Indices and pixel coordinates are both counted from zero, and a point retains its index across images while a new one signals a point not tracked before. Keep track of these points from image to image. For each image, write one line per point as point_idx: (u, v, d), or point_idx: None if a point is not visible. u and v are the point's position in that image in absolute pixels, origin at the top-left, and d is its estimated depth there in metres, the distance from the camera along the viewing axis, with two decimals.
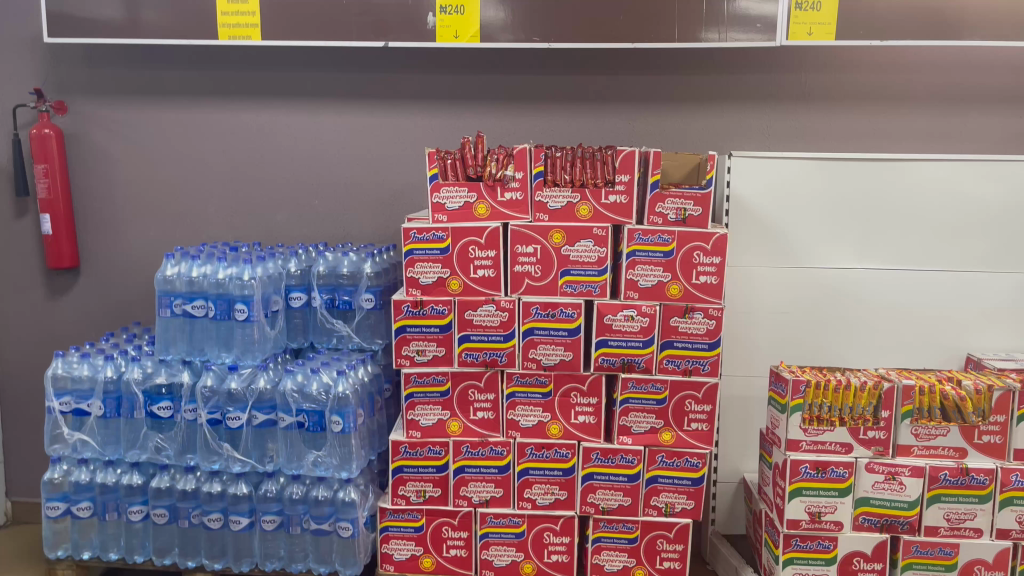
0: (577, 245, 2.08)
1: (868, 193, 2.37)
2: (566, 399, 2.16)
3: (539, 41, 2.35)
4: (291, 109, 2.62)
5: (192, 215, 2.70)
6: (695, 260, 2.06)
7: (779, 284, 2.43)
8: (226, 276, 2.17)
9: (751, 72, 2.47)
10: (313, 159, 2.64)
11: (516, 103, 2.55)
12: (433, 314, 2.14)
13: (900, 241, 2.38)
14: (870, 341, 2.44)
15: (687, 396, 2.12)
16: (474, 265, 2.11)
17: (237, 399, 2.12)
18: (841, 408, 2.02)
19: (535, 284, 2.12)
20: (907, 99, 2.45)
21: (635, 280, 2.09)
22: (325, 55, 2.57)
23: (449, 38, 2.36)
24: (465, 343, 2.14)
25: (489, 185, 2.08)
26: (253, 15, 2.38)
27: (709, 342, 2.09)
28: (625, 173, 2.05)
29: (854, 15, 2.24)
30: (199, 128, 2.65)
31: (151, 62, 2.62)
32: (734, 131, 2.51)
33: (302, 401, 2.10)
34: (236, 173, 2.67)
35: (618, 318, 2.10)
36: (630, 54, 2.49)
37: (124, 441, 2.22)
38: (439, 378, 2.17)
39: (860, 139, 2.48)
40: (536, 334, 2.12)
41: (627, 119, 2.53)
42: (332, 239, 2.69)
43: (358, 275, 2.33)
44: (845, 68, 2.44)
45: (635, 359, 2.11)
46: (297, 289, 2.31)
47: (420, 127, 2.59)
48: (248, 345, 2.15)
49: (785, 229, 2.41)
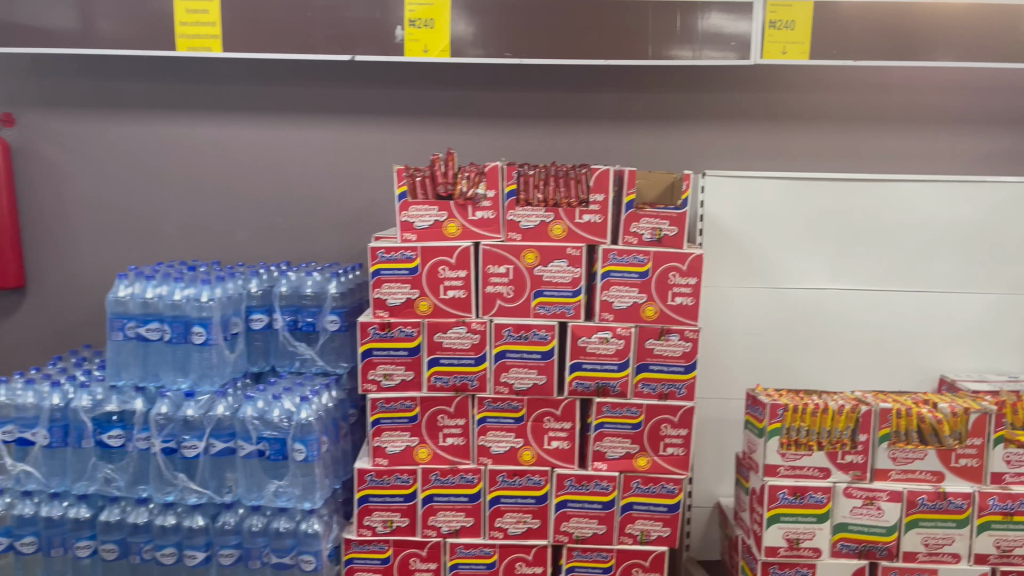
0: (550, 266, 2.03)
1: (842, 213, 2.36)
2: (539, 424, 2.10)
3: (511, 56, 2.30)
4: (253, 124, 2.53)
5: (148, 233, 2.59)
6: (671, 281, 2.02)
7: (753, 306, 2.40)
8: (182, 297, 2.07)
9: (724, 90, 2.44)
10: (276, 175, 2.55)
11: (487, 120, 2.49)
12: (401, 336, 2.06)
13: (875, 261, 2.37)
14: (845, 362, 2.42)
15: (663, 421, 2.07)
16: (444, 286, 2.04)
17: (194, 426, 2.01)
18: (818, 432, 1.99)
19: (507, 306, 2.05)
20: (879, 119, 2.45)
21: (609, 302, 2.04)
22: (288, 68, 2.49)
23: (418, 52, 2.29)
24: (435, 367, 2.07)
25: (460, 204, 2.02)
26: (213, 26, 2.29)
27: (685, 365, 2.04)
28: (600, 192, 2.01)
29: (828, 35, 2.24)
30: (156, 142, 2.55)
31: (105, 73, 2.52)
32: (706, 150, 2.48)
33: (263, 428, 2.00)
34: (195, 188, 2.57)
35: (592, 340, 2.04)
36: (602, 71, 2.45)
37: (71, 472, 2.10)
38: (407, 404, 2.10)
39: (832, 159, 2.47)
40: (508, 356, 2.06)
41: (599, 137, 2.49)
42: (295, 258, 2.59)
43: (322, 295, 2.24)
44: (818, 88, 2.43)
45: (610, 382, 2.06)
46: (258, 311, 2.21)
47: (387, 143, 2.53)
48: (206, 370, 2.08)
49: (759, 249, 2.38)
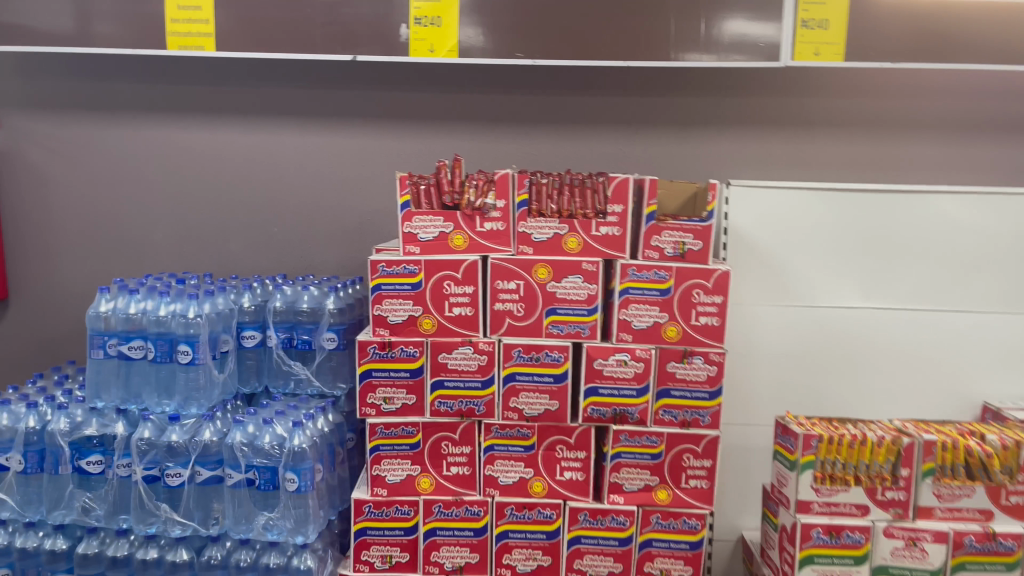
0: (564, 282, 1.87)
1: (879, 227, 2.19)
2: (551, 453, 1.94)
3: (523, 57, 2.15)
4: (249, 128, 2.39)
5: (137, 242, 2.45)
6: (695, 299, 1.86)
7: (781, 325, 2.24)
8: (168, 312, 1.91)
9: (750, 95, 2.29)
10: (273, 182, 2.41)
11: (497, 126, 2.35)
12: (403, 357, 1.91)
13: (913, 277, 2.20)
14: (878, 387, 2.25)
15: (685, 450, 1.91)
16: (450, 303, 1.89)
17: (178, 453, 1.86)
18: (856, 466, 1.83)
19: (517, 324, 1.90)
20: (918, 127, 2.28)
21: (628, 321, 1.89)
22: (287, 69, 2.36)
23: (424, 52, 2.13)
24: (438, 391, 1.92)
25: (467, 214, 1.87)
26: (207, 23, 2.14)
27: (710, 391, 1.88)
28: (618, 203, 1.86)
29: (865, 35, 2.07)
30: (147, 147, 2.42)
31: (94, 74, 2.38)
32: (732, 159, 2.32)
33: (252, 456, 1.86)
34: (187, 196, 2.43)
35: (609, 363, 1.88)
36: (621, 73, 2.30)
37: (48, 501, 1.93)
38: (409, 430, 1.94)
39: (867, 169, 2.31)
40: (518, 380, 1.90)
41: (617, 143, 2.34)
42: (293, 270, 2.45)
43: (320, 311, 2.10)
44: (852, 92, 2.27)
45: (629, 409, 1.90)
46: (251, 327, 2.06)
47: (391, 150, 2.38)
48: (191, 392, 1.90)
49: (788, 264, 2.22)
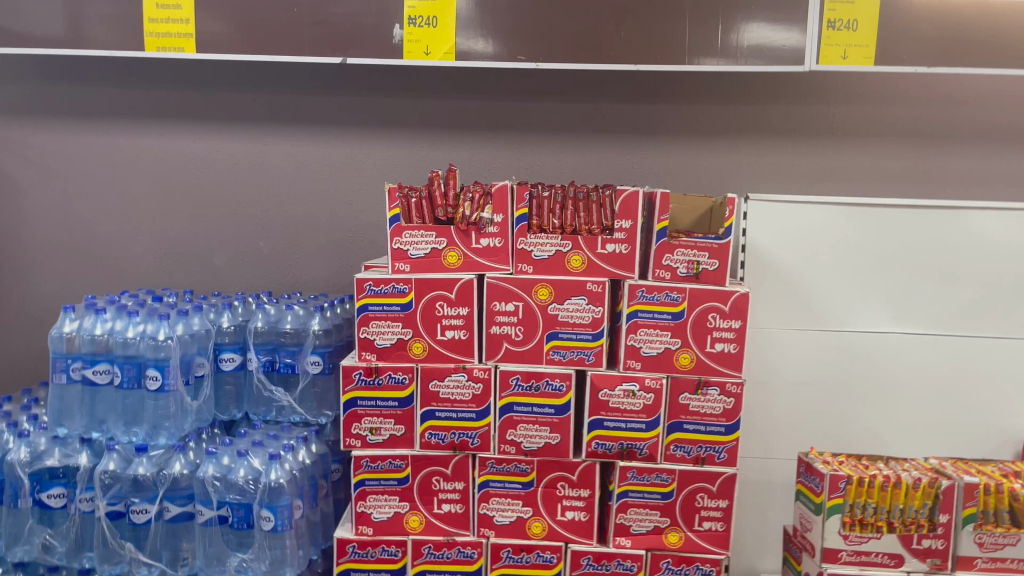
0: (566, 304, 1.72)
1: (912, 246, 2.02)
2: (551, 491, 1.77)
3: (526, 60, 2.00)
4: (235, 136, 2.26)
5: (115, 257, 2.32)
6: (710, 324, 1.70)
7: (803, 351, 2.07)
8: (136, 334, 1.75)
9: (771, 102, 2.12)
10: (259, 193, 2.27)
11: (498, 134, 2.20)
12: (390, 384, 1.75)
13: (950, 301, 2.02)
14: (909, 418, 2.07)
15: (699, 490, 1.74)
16: (442, 325, 1.74)
17: (144, 488, 1.72)
18: (889, 510, 1.65)
19: (514, 350, 1.74)
20: (953, 137, 2.11)
21: (637, 347, 1.72)
22: (275, 73, 2.22)
23: (419, 54, 1.99)
24: (429, 421, 1.76)
25: (461, 230, 1.72)
26: (187, 23, 2.02)
27: (727, 425, 1.72)
28: (627, 218, 1.69)
29: (897, 38, 1.90)
30: (127, 155, 2.28)
31: (72, 78, 2.25)
32: (750, 171, 2.16)
33: (225, 491, 1.71)
34: (169, 207, 2.29)
35: (615, 393, 1.72)
36: (632, 78, 2.14)
37: (5, 538, 1.78)
38: (397, 463, 1.78)
39: (897, 182, 2.14)
40: (515, 411, 1.74)
41: (627, 153, 2.18)
42: (279, 287, 2.30)
43: (304, 332, 1.95)
44: (880, 100, 2.10)
45: (637, 444, 1.73)
46: (229, 349, 1.91)
47: (385, 159, 2.23)
48: (160, 419, 1.74)
49: (811, 286, 2.05)
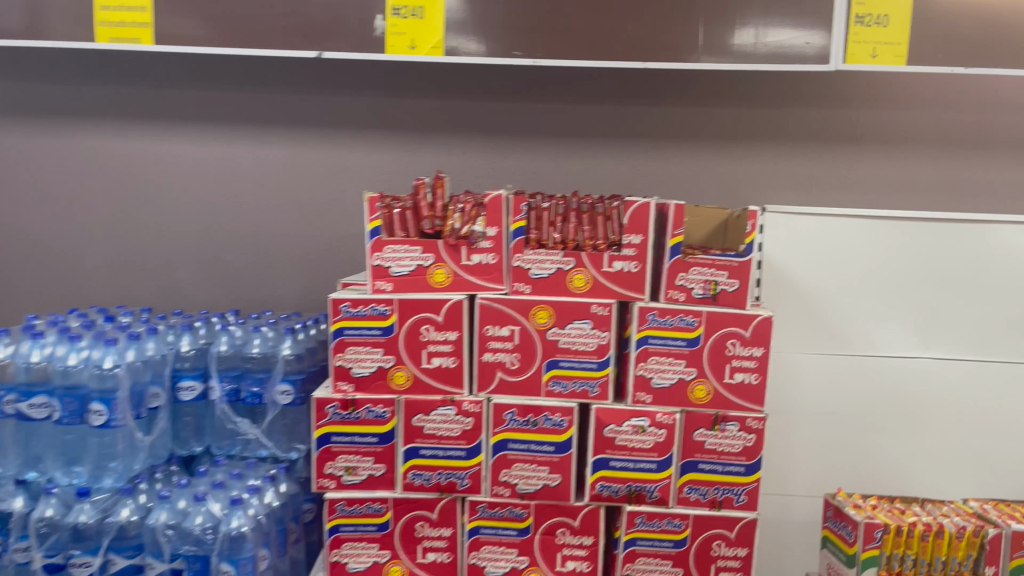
0: (568, 328, 1.52)
1: (942, 263, 1.84)
2: (550, 538, 1.58)
3: (523, 56, 1.80)
4: (200, 138, 2.05)
5: (66, 271, 2.10)
6: (729, 352, 1.51)
7: (824, 377, 1.89)
8: (79, 361, 1.54)
9: (789, 106, 1.95)
10: (227, 201, 2.06)
11: (492, 138, 2.01)
12: (370, 419, 1.55)
13: (983, 323, 1.85)
14: (938, 451, 1.89)
15: (715, 537, 1.55)
16: (428, 352, 1.54)
17: (86, 538, 1.50)
18: (930, 563, 1.47)
19: (509, 380, 1.55)
20: (986, 145, 1.94)
21: (647, 378, 1.54)
22: (244, 69, 2.02)
23: (405, 48, 1.78)
24: (413, 460, 1.56)
25: (450, 245, 1.52)
26: (144, 11, 1.80)
27: (748, 465, 1.53)
28: (637, 232, 1.51)
29: (932, 35, 1.73)
30: (80, 158, 2.07)
31: (18, 74, 2.04)
32: (766, 181, 1.98)
33: (179, 542, 1.51)
34: (127, 216, 2.08)
35: (623, 430, 1.53)
36: (639, 78, 1.96)
37: None
38: (376, 507, 1.58)
39: (924, 193, 1.96)
40: (510, 448, 1.55)
41: (632, 160, 1.99)
42: (248, 304, 2.10)
43: (273, 357, 1.75)
44: (908, 103, 1.93)
45: (646, 486, 1.54)
46: (188, 377, 1.69)
47: (366, 165, 2.04)
48: (106, 459, 1.57)
49: (832, 306, 1.87)
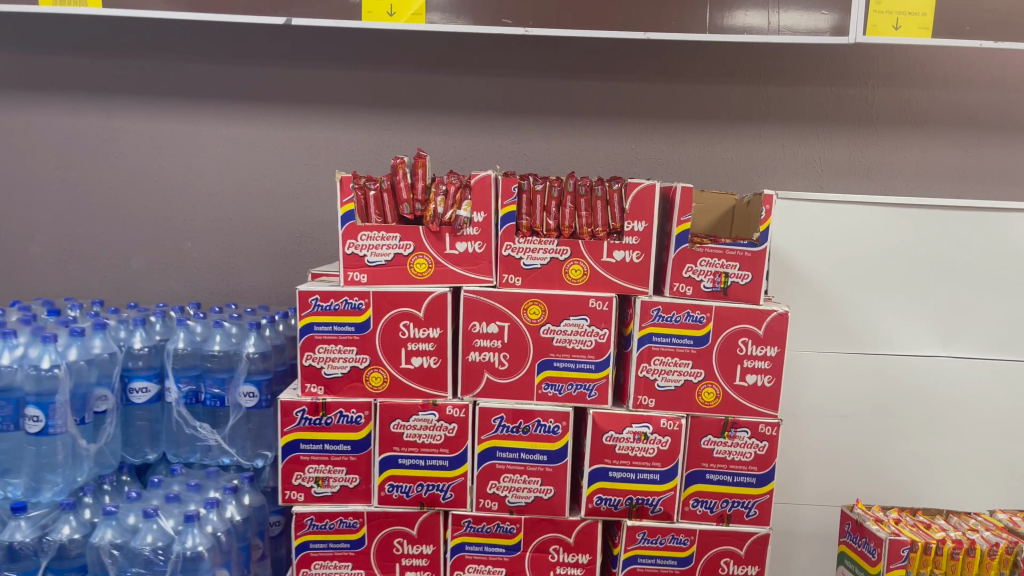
0: (563, 325, 1.37)
1: (965, 254, 1.71)
2: (542, 556, 1.43)
3: (513, 25, 1.62)
4: (160, 114, 1.88)
5: (13, 257, 1.93)
6: (740, 351, 1.37)
7: (837, 377, 1.75)
8: (14, 360, 1.37)
9: (799, 84, 1.81)
10: (188, 184, 1.89)
11: (478, 116, 1.85)
12: (342, 425, 1.40)
13: (1008, 319, 1.72)
14: (958, 456, 1.77)
15: (724, 554, 1.41)
16: (407, 352, 1.38)
17: (22, 558, 1.32)
18: None
19: (497, 382, 1.39)
20: (1008, 127, 1.82)
21: (650, 380, 1.39)
22: (208, 39, 1.84)
23: (382, 15, 1.63)
24: (391, 470, 1.41)
25: (432, 231, 1.36)
26: None
27: (759, 475, 1.39)
28: (640, 219, 1.36)
29: (960, 7, 1.58)
30: (27, 134, 1.89)
31: None
32: (774, 165, 1.84)
33: (127, 564, 1.34)
34: (79, 198, 1.90)
35: (623, 437, 1.39)
36: (640, 52, 1.80)
37: None
38: (349, 522, 1.42)
39: (942, 178, 1.83)
40: (498, 457, 1.40)
41: (631, 141, 1.84)
42: (212, 296, 1.93)
43: (236, 355, 1.58)
44: (927, 82, 1.80)
45: (648, 499, 1.40)
46: (141, 377, 1.52)
47: (341, 145, 1.87)
48: (44, 470, 1.40)
49: (847, 302, 1.73)
